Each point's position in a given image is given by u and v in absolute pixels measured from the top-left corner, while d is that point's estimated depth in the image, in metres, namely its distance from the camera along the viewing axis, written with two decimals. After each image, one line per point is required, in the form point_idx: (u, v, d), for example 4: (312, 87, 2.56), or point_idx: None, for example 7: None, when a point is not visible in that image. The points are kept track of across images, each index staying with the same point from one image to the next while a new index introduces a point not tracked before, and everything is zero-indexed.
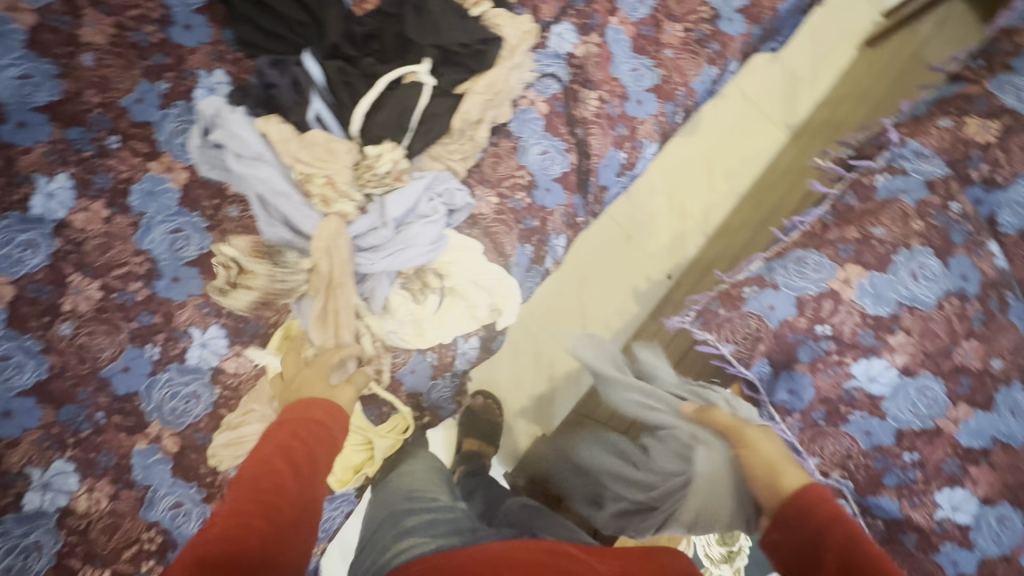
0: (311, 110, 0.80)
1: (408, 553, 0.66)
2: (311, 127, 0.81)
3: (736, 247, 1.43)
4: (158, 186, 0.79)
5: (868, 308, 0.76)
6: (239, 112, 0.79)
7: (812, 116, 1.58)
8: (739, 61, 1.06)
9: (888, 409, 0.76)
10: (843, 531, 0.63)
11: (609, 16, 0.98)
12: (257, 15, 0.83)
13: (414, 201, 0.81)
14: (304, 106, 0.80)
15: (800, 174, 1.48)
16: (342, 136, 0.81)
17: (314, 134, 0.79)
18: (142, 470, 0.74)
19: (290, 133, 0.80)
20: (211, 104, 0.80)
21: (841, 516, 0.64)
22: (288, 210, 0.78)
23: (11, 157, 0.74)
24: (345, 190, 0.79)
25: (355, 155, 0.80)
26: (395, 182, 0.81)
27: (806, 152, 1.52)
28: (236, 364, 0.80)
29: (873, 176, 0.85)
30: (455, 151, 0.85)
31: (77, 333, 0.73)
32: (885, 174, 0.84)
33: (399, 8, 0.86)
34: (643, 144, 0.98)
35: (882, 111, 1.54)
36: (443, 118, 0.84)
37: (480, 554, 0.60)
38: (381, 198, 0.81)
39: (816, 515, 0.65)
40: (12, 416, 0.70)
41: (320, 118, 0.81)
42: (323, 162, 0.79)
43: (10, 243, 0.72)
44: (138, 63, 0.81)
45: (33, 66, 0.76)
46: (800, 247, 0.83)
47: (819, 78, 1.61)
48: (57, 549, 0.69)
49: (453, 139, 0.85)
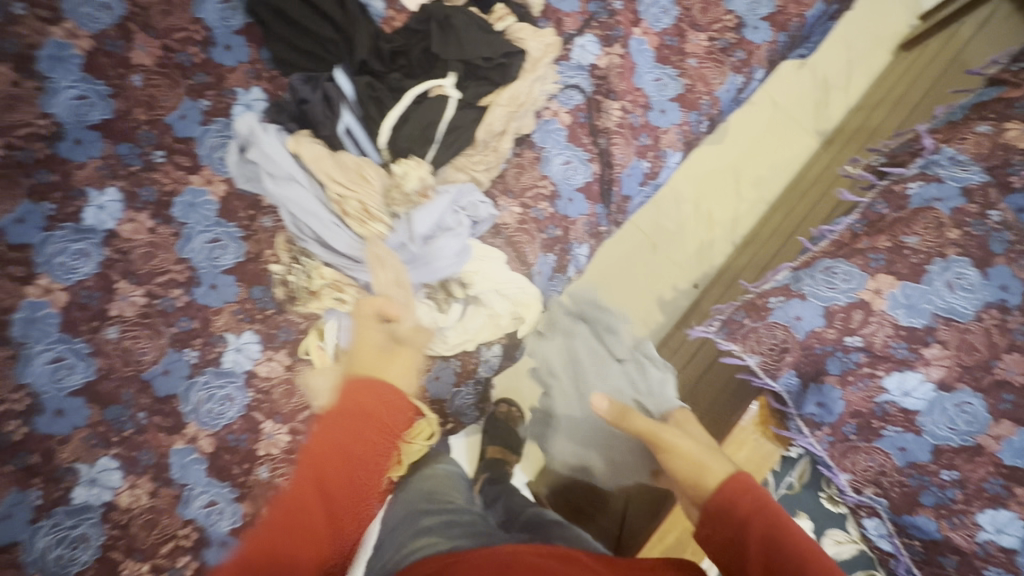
0: (341, 124, 0.82)
1: (422, 551, 0.67)
2: (340, 141, 0.83)
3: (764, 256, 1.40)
4: (199, 198, 0.84)
5: (901, 318, 0.74)
6: (271, 131, 0.82)
7: (844, 124, 1.55)
8: (765, 69, 1.05)
9: (923, 424, 0.73)
10: (760, 522, 0.62)
11: (632, 27, 0.99)
12: (291, 35, 0.87)
13: (440, 215, 0.83)
14: (334, 120, 0.83)
15: (832, 180, 1.43)
16: (372, 149, 0.84)
17: (346, 154, 0.82)
18: (180, 469, 0.77)
19: (322, 151, 0.82)
20: (247, 122, 0.84)
21: (761, 506, 0.64)
22: (319, 229, 0.82)
23: (68, 172, 0.80)
24: (376, 212, 0.82)
25: (384, 175, 0.82)
26: (421, 198, 0.83)
27: (839, 157, 1.48)
28: (267, 368, 0.83)
29: (906, 184, 0.83)
30: (479, 161, 0.87)
31: (122, 337, 0.78)
32: (919, 181, 0.82)
33: (425, 25, 0.88)
34: (666, 154, 0.99)
35: (922, 114, 1.47)
36: (466, 131, 0.86)
37: (492, 557, 0.60)
38: (407, 214, 0.82)
39: (739, 508, 0.65)
40: (63, 414, 0.74)
41: (349, 131, 0.83)
42: (360, 183, 0.82)
43: (64, 252, 0.78)
44: (182, 83, 0.86)
45: (88, 87, 0.82)
46: (828, 256, 0.81)
47: (851, 85, 1.58)
48: (101, 541, 0.73)
49: (477, 150, 0.87)
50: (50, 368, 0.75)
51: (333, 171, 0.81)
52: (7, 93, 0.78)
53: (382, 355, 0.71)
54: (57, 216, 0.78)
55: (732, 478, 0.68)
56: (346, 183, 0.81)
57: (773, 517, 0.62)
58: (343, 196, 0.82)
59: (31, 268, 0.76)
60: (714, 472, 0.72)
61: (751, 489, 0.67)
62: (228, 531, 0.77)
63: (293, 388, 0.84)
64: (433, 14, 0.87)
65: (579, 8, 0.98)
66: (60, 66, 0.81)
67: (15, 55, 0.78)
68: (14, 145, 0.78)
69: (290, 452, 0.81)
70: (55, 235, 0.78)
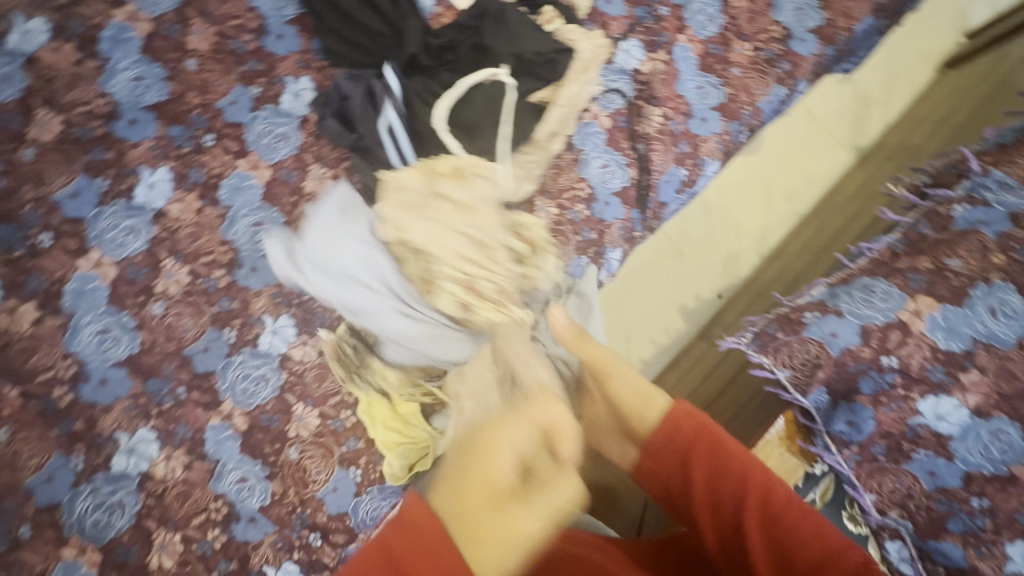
0: (382, 120, 0.83)
1: None
2: (380, 136, 0.84)
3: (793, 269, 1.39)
4: (244, 182, 0.86)
5: (940, 341, 0.73)
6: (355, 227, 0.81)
7: (882, 142, 1.52)
8: (810, 82, 1.04)
9: (955, 449, 0.72)
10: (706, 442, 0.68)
11: (677, 34, 0.99)
12: (344, 28, 0.89)
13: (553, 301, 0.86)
14: (377, 117, 0.84)
15: (873, 201, 1.41)
16: (411, 147, 0.84)
17: (469, 231, 0.78)
18: (214, 444, 0.79)
19: (433, 229, 0.78)
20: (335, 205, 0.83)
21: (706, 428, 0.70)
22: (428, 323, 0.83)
23: (122, 151, 0.82)
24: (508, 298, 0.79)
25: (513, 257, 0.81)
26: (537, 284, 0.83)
27: (879, 176, 1.45)
28: (302, 352, 0.84)
29: (951, 206, 0.82)
30: (532, 161, 0.88)
31: (166, 313, 0.80)
32: (963, 205, 0.81)
33: (477, 21, 0.89)
34: (705, 162, 0.98)
35: (964, 136, 1.45)
36: (525, 127, 0.87)
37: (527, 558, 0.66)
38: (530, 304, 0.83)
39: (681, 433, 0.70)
40: (107, 383, 0.77)
41: (390, 128, 0.84)
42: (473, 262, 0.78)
43: (116, 228, 0.80)
44: (234, 69, 0.88)
45: (146, 69, 0.85)
46: (867, 273, 0.80)
47: (891, 101, 1.55)
48: (137, 509, 0.76)
49: (532, 148, 0.88)
50: (97, 339, 0.77)
51: (445, 251, 0.78)
52: (69, 72, 0.82)
53: (483, 509, 0.46)
54: (109, 193, 0.81)
55: (675, 407, 0.72)
56: (461, 265, 0.78)
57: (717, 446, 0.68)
58: (453, 280, 0.78)
59: (84, 241, 0.79)
60: (656, 404, 0.74)
61: (696, 416, 0.71)
62: (257, 508, 0.79)
63: (326, 372, 0.85)
64: (487, 11, 0.88)
65: (625, 13, 0.98)
66: (120, 48, 0.84)
67: (78, 35, 0.83)
68: (73, 122, 0.81)
69: (318, 435, 0.82)
70: (107, 211, 0.80)
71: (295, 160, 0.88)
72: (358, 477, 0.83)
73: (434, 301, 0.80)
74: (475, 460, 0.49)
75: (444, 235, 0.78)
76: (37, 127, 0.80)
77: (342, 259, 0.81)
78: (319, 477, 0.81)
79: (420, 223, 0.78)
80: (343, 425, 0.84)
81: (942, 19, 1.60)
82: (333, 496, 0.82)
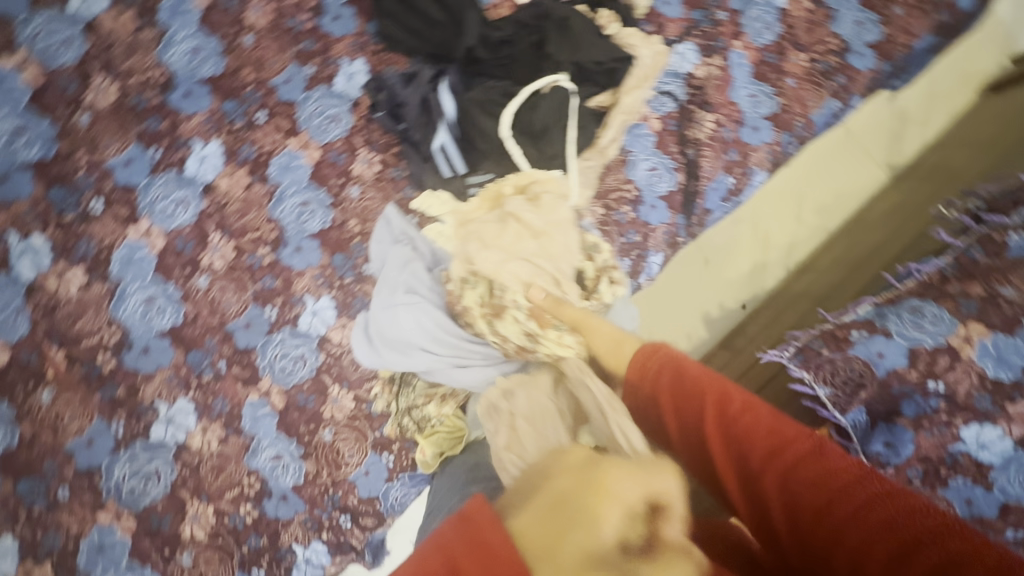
0: (436, 141, 0.84)
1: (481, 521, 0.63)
2: (433, 157, 0.85)
3: (822, 284, 1.37)
4: (293, 161, 0.85)
5: (988, 369, 0.73)
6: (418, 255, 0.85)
7: (918, 163, 1.49)
8: (864, 97, 1.02)
9: (995, 478, 0.70)
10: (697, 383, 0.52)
11: (733, 40, 0.98)
12: (402, 13, 0.88)
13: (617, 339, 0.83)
14: (431, 136, 0.85)
15: (906, 226, 1.38)
16: (463, 167, 0.85)
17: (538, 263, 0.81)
18: (251, 420, 0.80)
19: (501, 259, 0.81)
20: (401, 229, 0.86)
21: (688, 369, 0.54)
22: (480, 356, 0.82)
23: (175, 122, 0.82)
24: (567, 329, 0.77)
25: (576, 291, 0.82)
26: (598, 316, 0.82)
27: (916, 201, 1.41)
28: (341, 335, 0.84)
29: (1006, 233, 0.80)
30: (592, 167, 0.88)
31: (211, 287, 0.81)
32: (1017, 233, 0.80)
33: (539, 21, 0.88)
34: (753, 171, 0.97)
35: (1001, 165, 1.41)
36: (586, 131, 0.87)
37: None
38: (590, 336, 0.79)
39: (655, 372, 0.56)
40: (149, 352, 0.77)
41: (443, 148, 0.85)
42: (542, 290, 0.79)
43: (166, 198, 0.80)
44: (290, 47, 0.87)
45: (203, 42, 0.84)
46: (915, 295, 0.80)
47: (929, 122, 1.53)
48: (172, 479, 0.76)
49: (594, 153, 0.88)
50: (142, 308, 0.78)
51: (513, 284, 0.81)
52: (128, 40, 0.82)
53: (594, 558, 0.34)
54: (161, 163, 0.81)
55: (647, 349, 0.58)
56: (528, 294, 0.79)
57: (680, 370, 0.53)
58: (517, 314, 0.79)
59: (134, 210, 0.79)
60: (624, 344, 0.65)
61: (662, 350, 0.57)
62: (290, 486, 0.80)
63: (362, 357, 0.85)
64: (551, 14, 0.87)
65: (683, 14, 0.97)
66: (179, 19, 0.84)
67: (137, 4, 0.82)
68: (128, 90, 0.81)
69: (353, 419, 0.83)
70: (157, 181, 0.80)
71: (344, 142, 0.87)
72: (389, 462, 0.83)
73: (496, 326, 0.81)
74: (572, 519, 0.35)
75: (513, 265, 0.81)
76: (94, 93, 0.80)
77: (407, 333, 0.82)
78: (352, 460, 0.82)
79: (489, 255, 0.81)
80: (377, 409, 0.84)
81: (988, 40, 1.57)
82: (365, 479, 0.82)
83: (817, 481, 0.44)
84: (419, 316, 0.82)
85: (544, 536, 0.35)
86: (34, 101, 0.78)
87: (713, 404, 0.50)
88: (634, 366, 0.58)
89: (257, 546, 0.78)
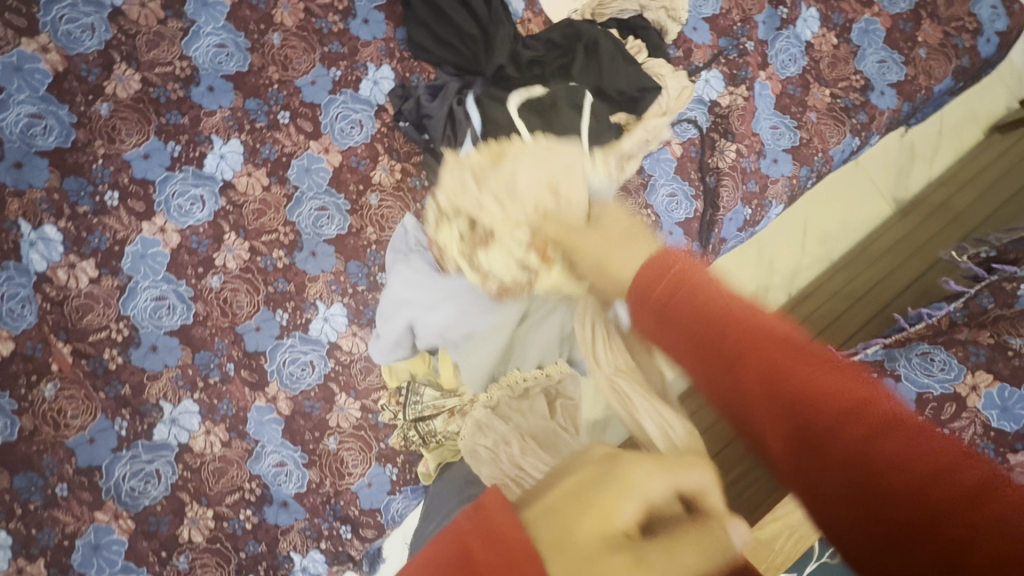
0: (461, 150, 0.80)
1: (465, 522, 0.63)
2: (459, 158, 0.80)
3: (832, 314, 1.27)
4: (314, 164, 0.84)
5: (993, 420, 0.73)
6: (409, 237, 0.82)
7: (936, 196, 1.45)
8: (883, 135, 1.03)
9: None
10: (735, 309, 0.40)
11: (759, 70, 0.98)
12: (433, 23, 0.87)
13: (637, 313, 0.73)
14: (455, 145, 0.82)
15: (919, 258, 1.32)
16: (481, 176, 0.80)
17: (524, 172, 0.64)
18: (255, 425, 0.79)
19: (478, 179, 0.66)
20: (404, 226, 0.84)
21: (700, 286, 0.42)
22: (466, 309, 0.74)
23: (196, 117, 0.81)
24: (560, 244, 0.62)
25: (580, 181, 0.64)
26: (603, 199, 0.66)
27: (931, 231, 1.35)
28: (351, 343, 0.83)
29: (1018, 283, 0.81)
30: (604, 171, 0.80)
31: (223, 287, 0.79)
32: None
33: (570, 41, 0.87)
34: (770, 204, 0.98)
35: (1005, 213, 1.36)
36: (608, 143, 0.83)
37: None
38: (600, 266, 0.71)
39: (662, 295, 0.43)
40: (157, 351, 0.76)
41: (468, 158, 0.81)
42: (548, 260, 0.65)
43: (183, 195, 0.79)
44: (317, 48, 0.86)
45: (229, 37, 0.83)
46: (927, 341, 0.81)
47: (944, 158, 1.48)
48: (172, 480, 0.75)
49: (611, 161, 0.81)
50: (152, 306, 0.77)
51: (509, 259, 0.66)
52: (153, 31, 0.80)
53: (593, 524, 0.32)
54: (179, 158, 0.80)
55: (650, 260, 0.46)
56: (515, 218, 0.64)
57: (701, 292, 0.42)
58: (515, 251, 0.65)
59: (150, 205, 0.78)
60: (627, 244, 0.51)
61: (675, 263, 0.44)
62: (292, 493, 0.79)
63: (371, 366, 0.84)
64: (583, 35, 0.86)
65: (710, 42, 0.98)
66: (206, 12, 0.82)
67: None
68: (150, 82, 0.80)
69: (358, 428, 0.82)
70: (175, 176, 0.79)
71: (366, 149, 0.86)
72: (393, 475, 0.82)
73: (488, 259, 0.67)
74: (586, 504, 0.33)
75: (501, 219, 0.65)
76: (115, 82, 0.78)
77: (400, 293, 0.78)
78: (355, 471, 0.81)
79: (480, 199, 0.65)
80: (383, 420, 0.83)
81: (997, 83, 1.59)
82: (367, 491, 0.81)
83: (881, 452, 0.32)
84: (408, 274, 0.77)
85: (557, 529, 0.32)
86: (53, 87, 0.76)
87: (756, 354, 0.37)
88: (639, 288, 0.45)
89: (255, 552, 0.77)
